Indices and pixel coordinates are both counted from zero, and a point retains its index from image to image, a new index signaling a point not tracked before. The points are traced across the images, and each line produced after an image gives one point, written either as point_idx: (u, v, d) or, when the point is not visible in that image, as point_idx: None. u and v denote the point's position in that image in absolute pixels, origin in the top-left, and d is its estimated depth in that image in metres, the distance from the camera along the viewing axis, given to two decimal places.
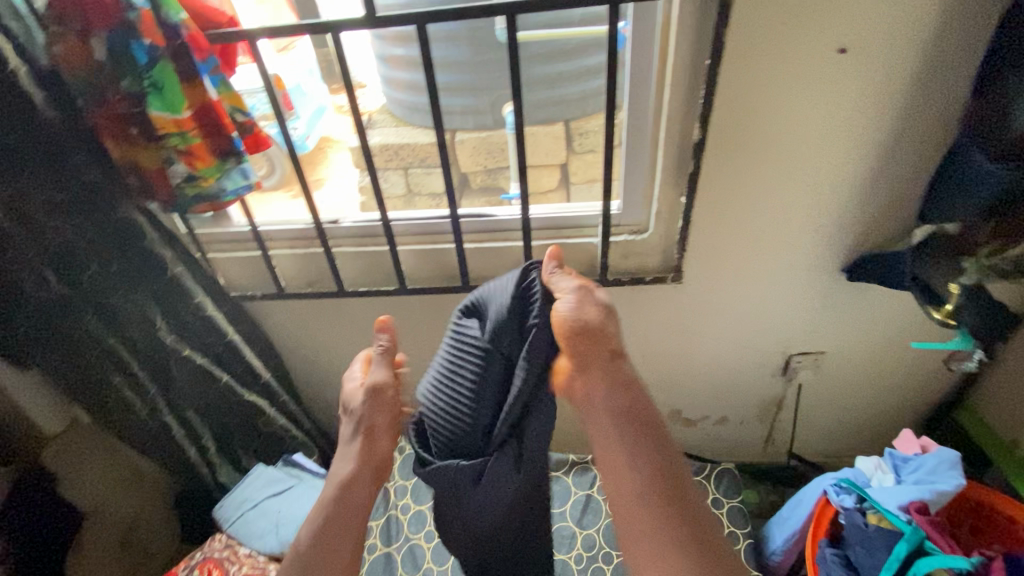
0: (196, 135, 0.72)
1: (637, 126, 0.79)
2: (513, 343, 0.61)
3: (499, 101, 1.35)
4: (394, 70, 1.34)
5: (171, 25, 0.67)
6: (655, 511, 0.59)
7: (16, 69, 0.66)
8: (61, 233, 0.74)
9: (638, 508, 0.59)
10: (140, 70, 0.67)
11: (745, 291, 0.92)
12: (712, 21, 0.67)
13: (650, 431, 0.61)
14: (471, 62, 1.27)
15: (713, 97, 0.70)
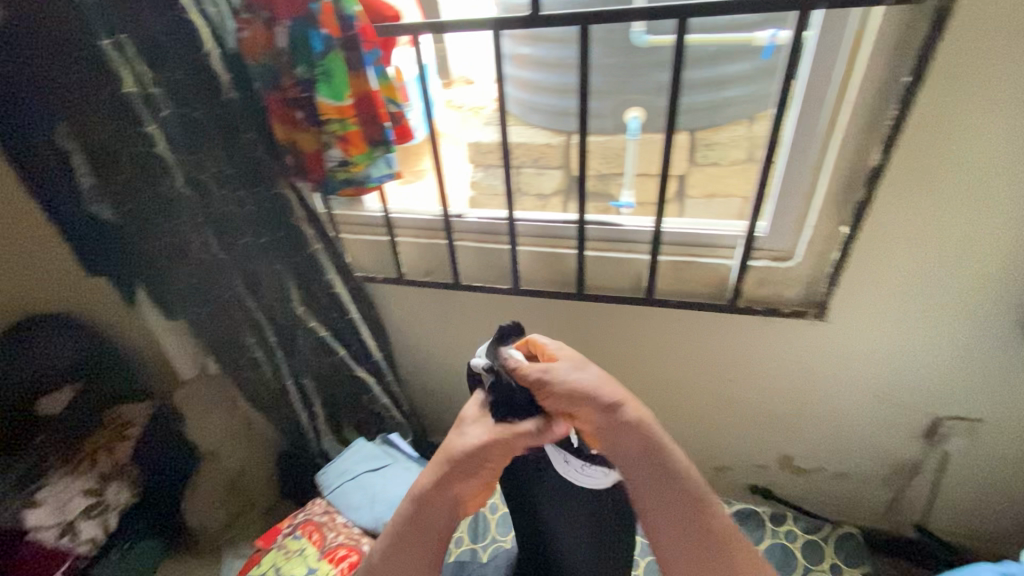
0: (354, 123, 0.75)
1: (799, 146, 0.71)
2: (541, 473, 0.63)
3: (624, 104, 1.31)
4: (518, 69, 1.36)
5: (346, 18, 0.70)
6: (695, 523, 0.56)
7: (211, 52, 0.73)
8: (226, 203, 0.82)
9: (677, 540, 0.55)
10: (314, 58, 0.71)
11: (897, 339, 0.81)
12: (916, 39, 0.58)
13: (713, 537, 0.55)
14: (603, 63, 1.25)
15: (905, 120, 0.62)
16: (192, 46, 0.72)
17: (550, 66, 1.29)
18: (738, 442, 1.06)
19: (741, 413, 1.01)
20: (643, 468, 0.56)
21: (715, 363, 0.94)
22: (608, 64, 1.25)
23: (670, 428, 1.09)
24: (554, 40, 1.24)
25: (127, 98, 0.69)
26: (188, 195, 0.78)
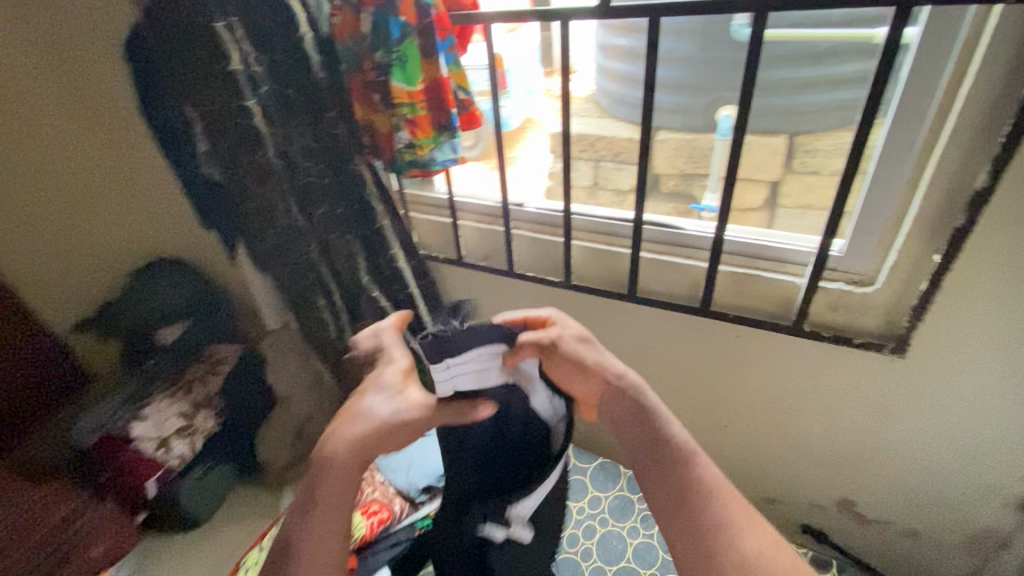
0: (423, 109, 0.78)
1: (889, 160, 0.64)
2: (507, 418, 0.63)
3: (716, 103, 1.24)
4: (611, 59, 1.34)
5: (424, 6, 0.73)
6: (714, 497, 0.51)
7: (304, 36, 0.80)
8: (309, 174, 0.90)
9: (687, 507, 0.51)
10: (391, 44, 0.75)
11: (994, 391, 0.70)
12: None
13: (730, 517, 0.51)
14: (696, 58, 1.19)
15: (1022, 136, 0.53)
16: (290, 29, 0.79)
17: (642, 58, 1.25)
18: (793, 475, 0.98)
19: (798, 444, 0.93)
20: (629, 420, 0.56)
21: (772, 386, 0.88)
22: (703, 57, 1.18)
23: (718, 448, 1.03)
24: (649, 30, 1.20)
25: (234, 74, 0.77)
26: (277, 165, 0.86)
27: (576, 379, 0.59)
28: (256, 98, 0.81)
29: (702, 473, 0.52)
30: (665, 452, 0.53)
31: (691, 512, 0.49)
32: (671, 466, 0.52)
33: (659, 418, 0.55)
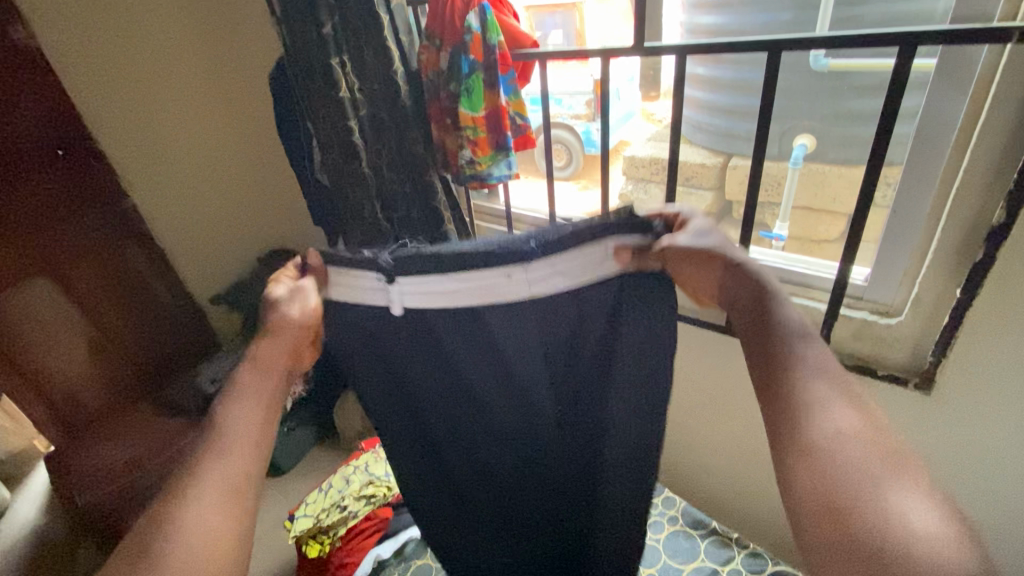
0: (483, 131, 0.93)
1: (909, 191, 0.66)
2: (547, 350, 0.61)
3: (791, 130, 1.16)
4: (691, 88, 1.40)
5: (490, 45, 0.87)
6: (854, 416, 0.41)
7: (396, 71, 0.99)
8: (393, 184, 1.08)
9: (806, 427, 0.41)
10: (461, 77, 0.90)
11: None
12: None
13: (885, 438, 0.40)
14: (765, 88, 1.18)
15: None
16: (386, 65, 0.98)
17: (721, 87, 1.29)
18: None
19: None
20: (748, 310, 0.50)
21: None
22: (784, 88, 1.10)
23: (751, 472, 1.05)
24: (728, 62, 1.24)
25: (342, 100, 0.96)
26: (369, 176, 1.05)
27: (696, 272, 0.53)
28: (356, 120, 1.00)
29: (811, 382, 0.44)
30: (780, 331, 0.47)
31: (798, 394, 0.43)
32: (780, 367, 0.45)
33: (774, 307, 0.49)
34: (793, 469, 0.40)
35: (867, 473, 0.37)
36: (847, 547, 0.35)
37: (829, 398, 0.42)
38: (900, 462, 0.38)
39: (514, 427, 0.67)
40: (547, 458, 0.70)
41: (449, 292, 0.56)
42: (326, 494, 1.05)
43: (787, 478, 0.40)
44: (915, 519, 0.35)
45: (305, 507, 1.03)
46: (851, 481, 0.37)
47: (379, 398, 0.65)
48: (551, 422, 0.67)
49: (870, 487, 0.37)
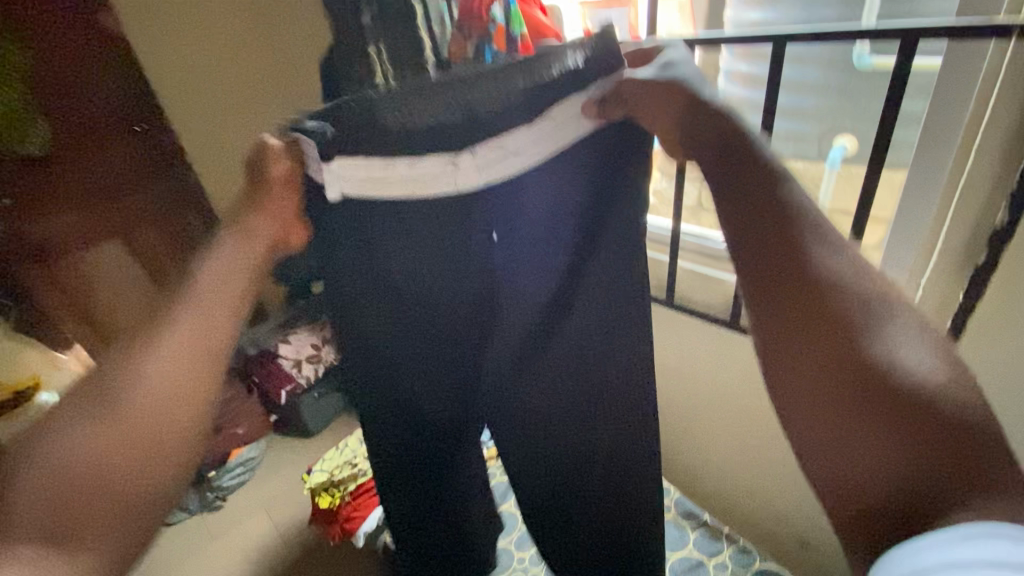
0: None
1: (915, 185, 0.66)
2: (520, 288, 0.62)
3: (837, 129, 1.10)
4: (733, 86, 1.32)
5: (513, 36, 0.91)
6: (845, 286, 0.40)
7: (427, 59, 1.04)
8: None
9: (809, 317, 0.40)
10: (485, 65, 0.95)
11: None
12: None
13: (874, 302, 0.40)
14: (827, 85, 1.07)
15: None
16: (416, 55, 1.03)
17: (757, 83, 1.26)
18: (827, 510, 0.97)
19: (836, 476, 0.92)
20: (733, 165, 0.46)
21: None
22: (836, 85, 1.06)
23: (752, 469, 1.05)
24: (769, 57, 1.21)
25: (377, 85, 1.04)
26: None
27: (657, 117, 0.53)
28: (390, 105, 1.07)
29: (805, 250, 0.41)
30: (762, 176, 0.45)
31: (793, 263, 0.41)
32: (775, 238, 0.42)
33: (764, 169, 0.46)
34: (799, 350, 0.40)
35: (856, 323, 0.39)
36: (851, 402, 0.37)
37: (814, 265, 0.41)
38: (885, 307, 0.40)
39: (511, 371, 0.69)
40: (527, 401, 0.71)
41: (407, 180, 0.58)
42: (342, 453, 1.14)
43: (790, 353, 0.40)
44: (918, 370, 0.37)
45: (322, 462, 1.13)
46: (831, 328, 0.39)
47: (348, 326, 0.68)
48: (529, 362, 0.68)
49: (849, 329, 0.38)
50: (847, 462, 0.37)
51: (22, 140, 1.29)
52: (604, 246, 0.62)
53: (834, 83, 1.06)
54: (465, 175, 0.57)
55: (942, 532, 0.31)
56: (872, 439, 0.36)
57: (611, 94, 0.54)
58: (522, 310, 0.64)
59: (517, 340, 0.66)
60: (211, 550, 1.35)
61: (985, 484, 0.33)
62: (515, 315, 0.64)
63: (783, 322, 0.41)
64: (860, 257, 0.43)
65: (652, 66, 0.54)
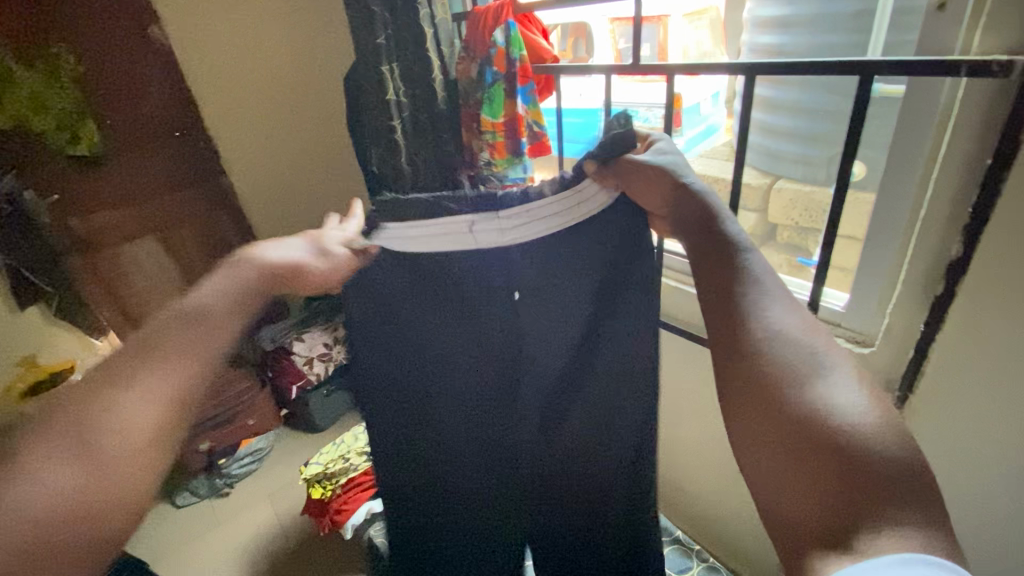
0: (501, 136, 1.03)
1: (886, 208, 0.73)
2: (535, 324, 0.70)
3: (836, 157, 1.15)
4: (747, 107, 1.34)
5: (512, 59, 0.96)
6: (787, 355, 0.48)
7: (436, 78, 1.10)
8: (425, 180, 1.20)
9: (760, 389, 0.48)
10: (486, 86, 1.01)
11: (1001, 469, 0.71)
12: (1007, 121, 0.56)
13: (809, 364, 0.48)
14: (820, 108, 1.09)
15: (999, 192, 0.58)
16: (427, 74, 1.10)
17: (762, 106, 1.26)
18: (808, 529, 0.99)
19: None
20: (709, 250, 0.57)
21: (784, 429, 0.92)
22: (832, 110, 1.09)
23: (731, 493, 1.06)
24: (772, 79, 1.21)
25: (389, 102, 1.11)
26: (406, 171, 1.18)
27: (647, 195, 0.62)
28: (400, 121, 1.14)
29: (759, 326, 0.51)
30: (723, 250, 0.56)
31: (749, 339, 0.50)
32: (733, 313, 0.52)
33: (729, 252, 0.56)
34: (758, 417, 0.48)
35: (794, 385, 0.47)
36: (781, 452, 0.46)
37: (765, 335, 0.50)
38: (830, 362, 0.48)
39: (524, 407, 0.73)
40: (543, 432, 0.76)
41: (450, 235, 0.65)
42: (339, 447, 1.20)
43: (747, 418, 0.49)
44: (842, 418, 0.44)
45: (320, 455, 1.18)
46: (774, 381, 0.48)
47: (360, 372, 0.72)
48: (547, 392, 0.73)
49: (790, 382, 0.47)
50: (783, 496, 0.45)
51: (74, 142, 1.42)
52: (609, 293, 0.69)
53: (842, 108, 1.07)
54: (478, 233, 0.65)
55: (869, 560, 0.37)
56: (814, 488, 0.43)
57: (609, 166, 0.63)
58: (535, 344, 0.70)
59: (536, 373, 0.71)
60: (220, 531, 1.42)
61: (882, 514, 0.39)
62: (532, 347, 0.70)
63: (739, 387, 0.50)
64: (809, 323, 0.51)
65: (649, 151, 0.64)
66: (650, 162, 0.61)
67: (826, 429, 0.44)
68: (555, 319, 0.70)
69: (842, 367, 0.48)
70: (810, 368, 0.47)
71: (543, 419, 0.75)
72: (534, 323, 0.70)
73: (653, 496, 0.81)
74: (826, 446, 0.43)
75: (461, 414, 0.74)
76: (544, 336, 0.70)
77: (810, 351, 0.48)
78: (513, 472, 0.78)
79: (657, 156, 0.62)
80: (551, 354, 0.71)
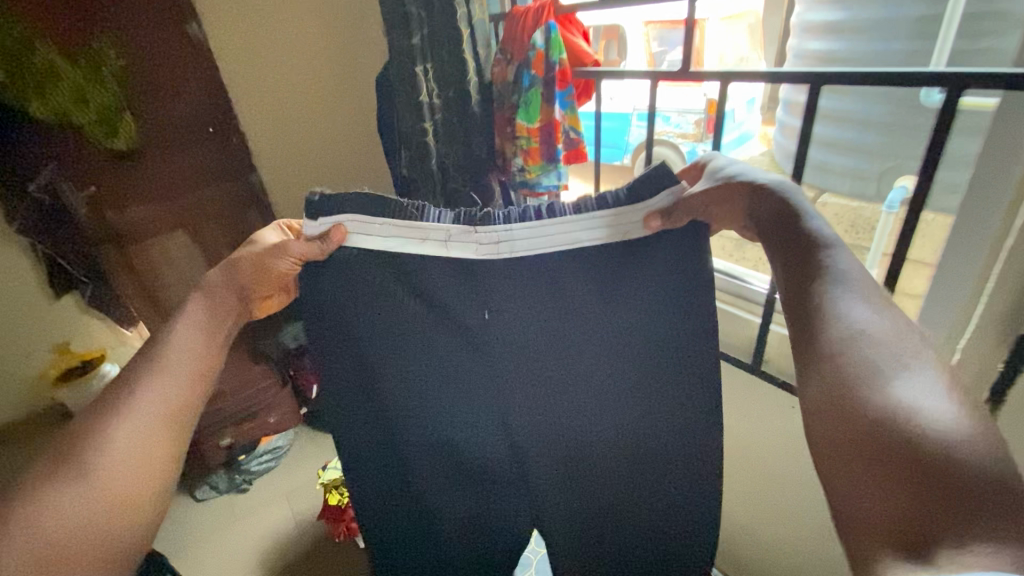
0: (536, 142, 0.99)
1: (962, 230, 0.69)
2: (517, 310, 0.72)
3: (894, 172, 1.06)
4: (792, 116, 1.32)
5: (551, 62, 0.91)
6: (872, 351, 0.45)
7: (470, 80, 1.07)
8: (455, 182, 1.17)
9: (841, 388, 0.45)
10: (522, 90, 0.97)
11: None
12: None
13: (897, 360, 0.44)
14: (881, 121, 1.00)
15: None
16: (462, 76, 1.07)
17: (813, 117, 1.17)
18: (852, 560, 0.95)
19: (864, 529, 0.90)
20: (787, 256, 0.57)
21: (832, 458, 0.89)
22: (895, 124, 0.99)
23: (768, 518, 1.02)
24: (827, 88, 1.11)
25: (421, 104, 1.07)
26: (436, 173, 1.15)
27: (717, 212, 0.67)
28: (432, 123, 1.10)
29: (834, 320, 0.49)
30: (806, 249, 0.56)
31: (825, 333, 0.48)
32: (801, 315, 0.53)
33: (800, 253, 0.56)
34: (829, 417, 0.45)
35: (878, 381, 0.43)
36: (860, 456, 0.41)
37: (847, 329, 0.47)
38: (913, 355, 0.45)
39: (497, 394, 0.76)
40: (516, 425, 0.77)
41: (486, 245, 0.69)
42: None
43: (823, 422, 0.45)
44: (929, 419, 0.39)
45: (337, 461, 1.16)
46: (855, 379, 0.44)
47: (336, 369, 0.76)
48: (520, 380, 0.75)
49: (868, 378, 0.44)
50: (862, 495, 0.40)
51: (111, 135, 1.44)
52: (646, 287, 0.70)
53: (908, 121, 0.98)
54: (516, 244, 0.70)
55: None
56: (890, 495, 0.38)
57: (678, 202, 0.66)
58: (515, 330, 0.73)
59: (506, 361, 0.74)
60: (241, 527, 1.42)
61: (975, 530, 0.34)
62: (517, 336, 0.73)
63: (819, 387, 0.46)
64: (903, 319, 0.48)
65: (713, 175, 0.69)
66: (716, 185, 0.67)
67: (903, 429, 0.40)
68: (591, 310, 0.71)
69: (922, 361, 0.44)
70: (897, 361, 0.44)
71: (519, 409, 0.76)
72: (515, 309, 0.72)
73: (662, 494, 0.80)
74: (905, 447, 0.39)
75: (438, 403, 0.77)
76: (527, 324, 0.72)
77: (902, 346, 0.45)
78: (492, 465, 0.80)
79: (734, 177, 0.67)
80: (533, 342, 0.73)
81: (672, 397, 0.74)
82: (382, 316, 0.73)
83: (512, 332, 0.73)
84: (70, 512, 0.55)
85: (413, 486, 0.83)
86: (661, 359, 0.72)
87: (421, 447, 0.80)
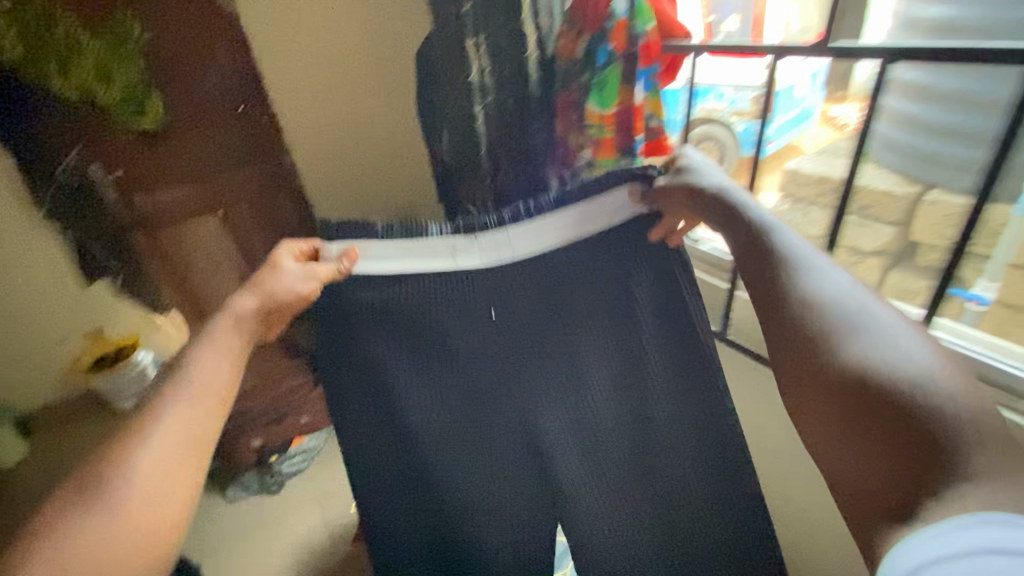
0: (610, 131, 0.85)
1: None
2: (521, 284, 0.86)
3: None
4: None
5: (635, 35, 0.79)
6: (813, 326, 0.57)
7: (529, 55, 0.91)
8: (506, 174, 1.02)
9: (804, 365, 0.57)
10: (596, 69, 0.83)
11: None
12: None
13: (842, 328, 0.56)
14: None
15: None
16: (518, 49, 0.91)
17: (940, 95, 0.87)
18: None
19: None
20: (736, 232, 0.68)
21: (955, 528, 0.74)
22: None
23: None
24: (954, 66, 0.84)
25: (471, 84, 0.95)
26: (484, 163, 1.02)
27: (675, 205, 0.77)
28: (482, 106, 0.97)
29: (788, 299, 0.60)
30: (755, 231, 0.67)
31: (780, 314, 0.61)
32: (758, 293, 0.64)
33: (755, 230, 0.67)
34: (807, 390, 0.56)
35: (828, 345, 0.56)
36: (838, 415, 0.53)
37: (793, 314, 0.59)
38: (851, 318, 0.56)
39: (485, 358, 0.88)
40: (509, 385, 0.89)
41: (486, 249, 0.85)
42: None
43: (803, 399, 0.57)
44: (890, 368, 0.51)
45: None
46: (813, 350, 0.56)
47: (352, 350, 0.88)
48: (513, 338, 0.87)
49: (827, 345, 0.56)
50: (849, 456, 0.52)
51: (139, 115, 1.34)
52: (640, 273, 0.85)
53: None
54: (515, 245, 0.85)
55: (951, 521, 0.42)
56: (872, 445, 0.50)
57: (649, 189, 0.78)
58: (516, 301, 0.86)
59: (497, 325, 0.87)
60: (269, 534, 1.36)
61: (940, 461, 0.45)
62: (513, 303, 0.86)
63: (787, 365, 0.59)
64: (839, 287, 0.59)
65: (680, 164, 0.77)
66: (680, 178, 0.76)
67: (868, 381, 0.51)
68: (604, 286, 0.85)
69: (888, 322, 0.55)
70: (847, 325, 0.56)
71: (511, 366, 0.88)
72: (518, 284, 0.86)
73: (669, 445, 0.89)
74: (877, 408, 0.50)
75: (434, 373, 0.89)
76: (531, 296, 0.87)
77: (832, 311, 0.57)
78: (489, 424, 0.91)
79: (701, 167, 0.76)
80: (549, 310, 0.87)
81: (662, 354, 0.86)
82: (388, 300, 0.86)
83: (518, 305, 0.86)
84: (95, 534, 0.54)
85: (423, 459, 0.92)
86: (654, 328, 0.86)
87: (444, 459, 0.92)
